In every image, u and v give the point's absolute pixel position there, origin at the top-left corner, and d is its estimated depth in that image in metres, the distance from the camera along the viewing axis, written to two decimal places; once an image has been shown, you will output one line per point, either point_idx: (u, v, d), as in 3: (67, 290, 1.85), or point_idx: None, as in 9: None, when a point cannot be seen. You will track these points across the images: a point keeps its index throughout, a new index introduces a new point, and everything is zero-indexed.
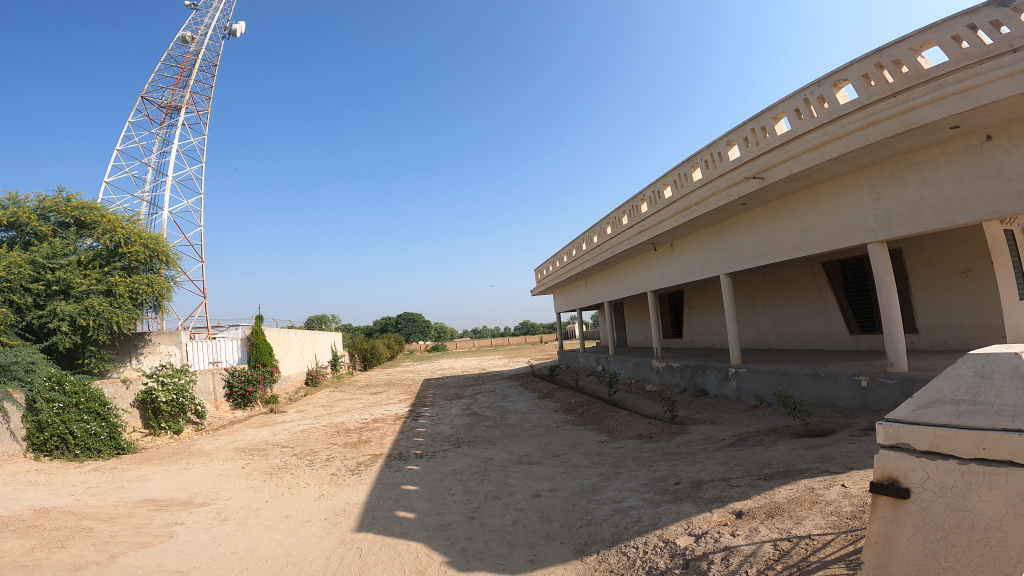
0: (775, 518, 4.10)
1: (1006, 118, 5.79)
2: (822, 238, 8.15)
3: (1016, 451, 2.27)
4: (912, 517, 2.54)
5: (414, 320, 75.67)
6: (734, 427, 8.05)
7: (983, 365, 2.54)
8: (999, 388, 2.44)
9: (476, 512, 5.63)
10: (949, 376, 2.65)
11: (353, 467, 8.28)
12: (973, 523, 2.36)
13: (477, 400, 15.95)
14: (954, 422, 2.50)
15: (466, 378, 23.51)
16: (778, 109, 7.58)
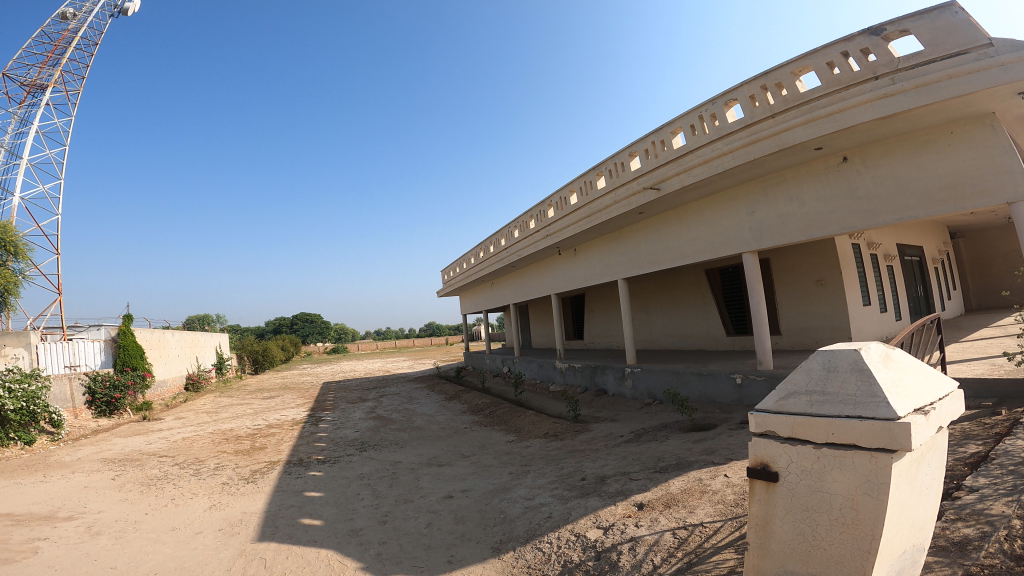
0: (671, 508, 4.31)
1: (859, 143, 6.60)
2: (706, 247, 8.84)
3: (858, 435, 2.01)
4: (778, 499, 2.30)
5: (310, 321, 71.96)
6: (631, 424, 8.42)
7: (829, 359, 2.29)
8: (842, 381, 2.18)
9: (387, 516, 5.36)
10: (801, 370, 2.37)
11: (246, 474, 7.58)
12: (830, 503, 2.12)
13: (381, 402, 15.39)
14: (806, 412, 2.22)
15: (370, 380, 22.69)
16: (676, 124, 8.14)
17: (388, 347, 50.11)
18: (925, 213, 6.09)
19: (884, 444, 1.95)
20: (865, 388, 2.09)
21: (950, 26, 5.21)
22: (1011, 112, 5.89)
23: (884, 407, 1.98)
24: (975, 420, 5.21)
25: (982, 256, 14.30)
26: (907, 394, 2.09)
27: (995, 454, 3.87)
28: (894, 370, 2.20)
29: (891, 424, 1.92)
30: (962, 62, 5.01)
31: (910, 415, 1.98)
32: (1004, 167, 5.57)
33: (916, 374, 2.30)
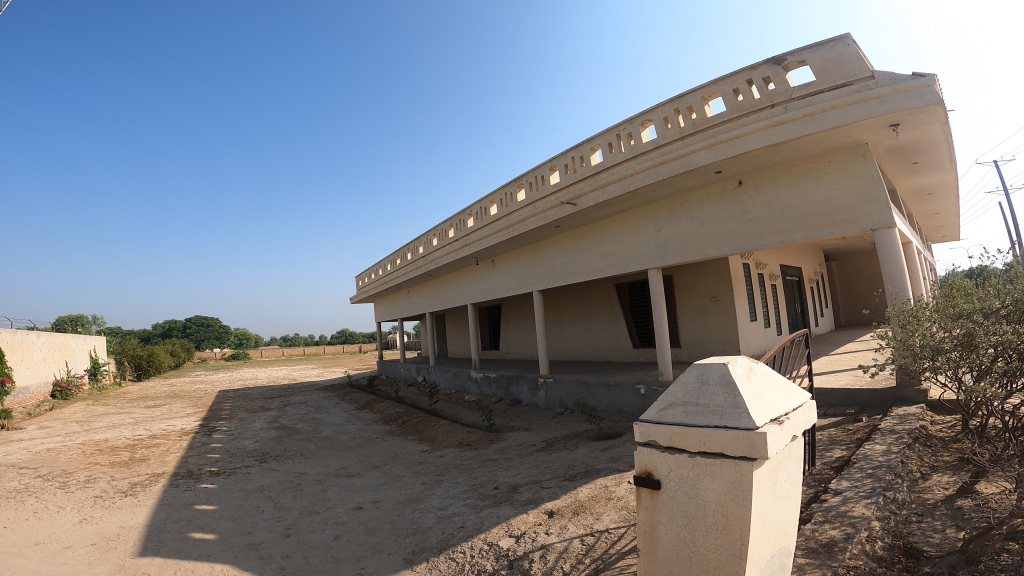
0: (579, 515, 4.36)
1: (752, 169, 7.18)
2: (617, 261, 9.22)
3: (724, 444, 2.06)
4: (663, 508, 2.30)
5: (205, 325, 66.60)
6: (543, 434, 8.51)
7: (700, 371, 2.34)
8: (711, 393, 2.23)
9: (290, 529, 5.00)
10: (679, 383, 2.39)
11: (125, 488, 6.78)
12: (705, 509, 2.14)
13: (285, 412, 14.47)
14: (681, 422, 2.25)
15: (273, 389, 21.30)
16: (595, 142, 8.47)
17: (293, 355, 47.41)
18: (805, 236, 6.75)
19: (747, 452, 2.00)
20: (730, 399, 2.14)
21: (842, 57, 5.81)
22: (879, 145, 6.65)
23: (745, 416, 2.04)
24: (840, 426, 5.74)
25: (850, 278, 16.05)
26: (767, 405, 2.17)
27: (857, 458, 4.09)
28: (756, 381, 2.29)
29: (751, 434, 1.98)
30: (845, 95, 5.62)
31: (767, 424, 2.05)
32: (870, 197, 6.29)
33: (775, 385, 2.40)
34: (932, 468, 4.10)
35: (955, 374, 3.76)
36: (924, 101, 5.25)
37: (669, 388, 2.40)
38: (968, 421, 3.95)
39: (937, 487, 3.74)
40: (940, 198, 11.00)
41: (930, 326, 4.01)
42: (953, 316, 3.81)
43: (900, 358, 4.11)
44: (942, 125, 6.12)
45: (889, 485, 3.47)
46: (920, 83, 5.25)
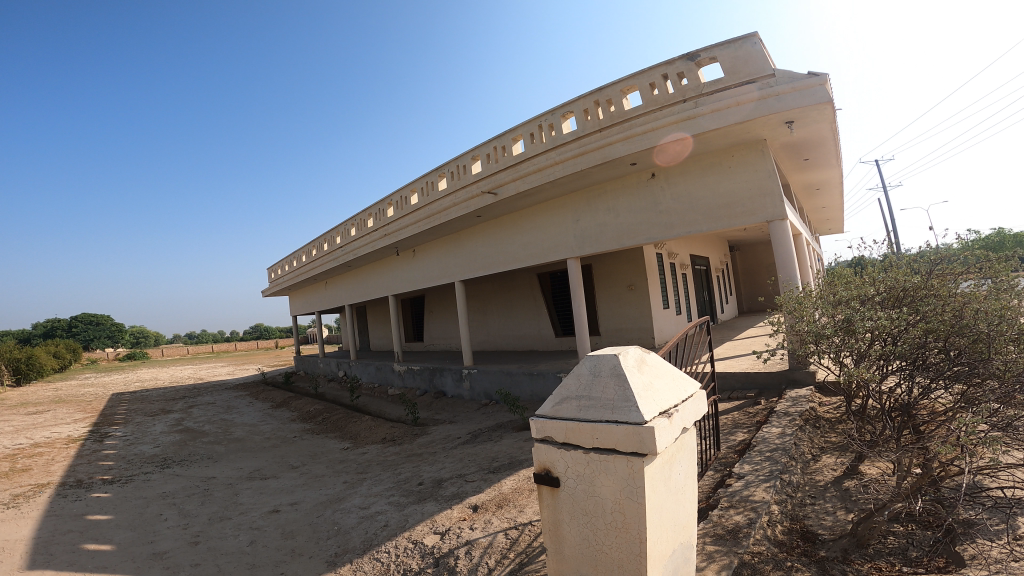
0: (503, 508, 4.38)
1: (665, 162, 7.47)
2: (537, 251, 9.33)
3: (615, 440, 1.99)
4: (564, 506, 2.20)
5: (96, 322, 60.76)
6: (468, 426, 8.49)
7: (593, 363, 2.28)
8: (604, 386, 2.16)
9: (199, 536, 4.65)
10: (573, 375, 2.31)
11: (3, 500, 6.04)
12: (603, 507, 2.05)
13: (191, 414, 13.50)
14: (574, 417, 2.17)
15: (177, 390, 19.83)
16: (517, 132, 8.49)
17: (199, 352, 44.36)
18: (709, 227, 7.14)
19: (637, 448, 1.93)
20: (621, 392, 2.08)
21: (749, 55, 6.12)
22: (776, 140, 7.13)
23: (635, 411, 1.97)
24: (742, 410, 6.14)
25: (751, 267, 17.25)
26: (656, 398, 2.12)
27: (756, 442, 4.34)
28: (648, 373, 2.25)
29: (640, 428, 1.92)
30: (748, 92, 5.96)
31: (657, 418, 1.99)
32: (766, 191, 6.75)
33: (666, 376, 2.35)
34: (820, 450, 4.50)
35: (837, 357, 4.03)
36: (816, 99, 5.67)
37: (563, 382, 2.32)
38: (849, 403, 4.30)
39: (826, 468, 4.09)
40: (828, 192, 12.06)
41: (815, 311, 4.39)
42: (833, 302, 4.22)
43: (791, 343, 4.37)
44: (830, 124, 6.65)
45: (784, 468, 3.70)
46: (813, 82, 5.67)
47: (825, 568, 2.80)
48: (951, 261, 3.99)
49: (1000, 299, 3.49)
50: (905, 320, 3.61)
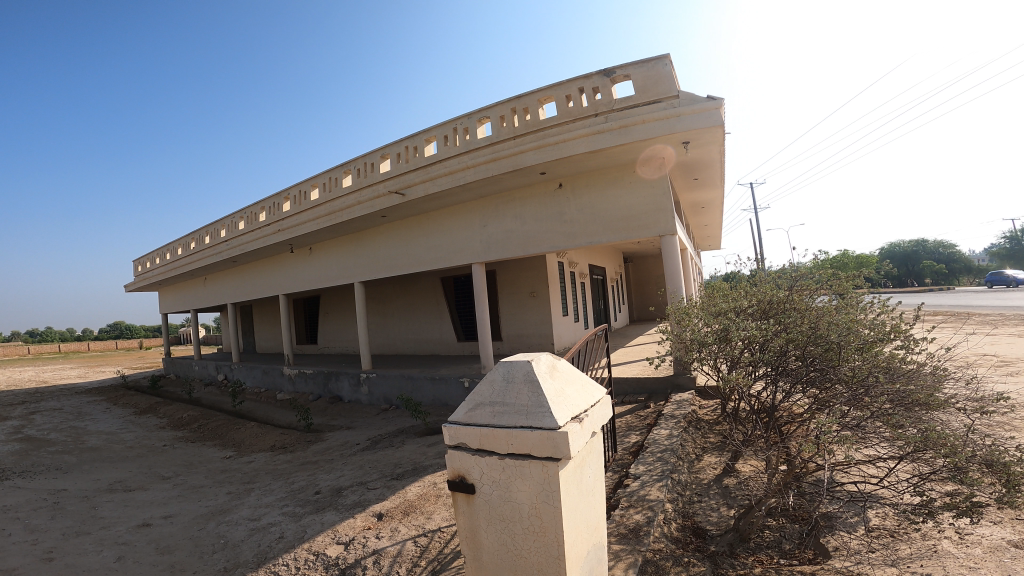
0: (409, 515, 4.26)
1: (572, 174, 7.74)
2: (443, 254, 9.25)
3: (530, 445, 2.00)
4: (481, 513, 2.19)
5: None
6: (367, 432, 8.20)
7: (506, 369, 2.26)
8: (517, 392, 2.16)
9: (54, 553, 4.06)
10: (485, 381, 2.28)
11: None
12: (520, 512, 2.07)
13: (36, 421, 11.76)
14: (489, 423, 2.16)
15: (16, 394, 17.18)
16: (431, 133, 8.39)
17: (45, 352, 38.84)
18: (608, 238, 7.50)
19: (552, 453, 1.96)
20: (534, 398, 2.09)
21: (658, 76, 6.51)
22: (673, 159, 7.64)
23: (549, 416, 1.99)
24: (634, 413, 6.49)
25: (643, 278, 18.35)
26: (568, 403, 2.16)
27: (648, 443, 4.60)
28: (559, 379, 2.28)
29: (554, 434, 1.94)
30: (654, 112, 6.34)
31: (570, 423, 2.03)
32: (662, 207, 7.21)
33: (574, 383, 2.41)
34: (702, 450, 4.86)
35: (715, 364, 4.36)
36: (712, 123, 6.14)
37: (476, 388, 2.29)
38: (725, 405, 4.63)
39: (709, 467, 4.44)
40: (711, 212, 13.17)
41: (699, 321, 4.71)
42: (714, 314, 4.55)
43: (677, 351, 4.62)
44: (719, 147, 7.25)
45: (675, 468, 3.95)
46: (710, 106, 6.12)
47: (716, 562, 3.05)
48: (806, 278, 4.35)
49: (849, 313, 3.86)
50: (771, 330, 3.93)
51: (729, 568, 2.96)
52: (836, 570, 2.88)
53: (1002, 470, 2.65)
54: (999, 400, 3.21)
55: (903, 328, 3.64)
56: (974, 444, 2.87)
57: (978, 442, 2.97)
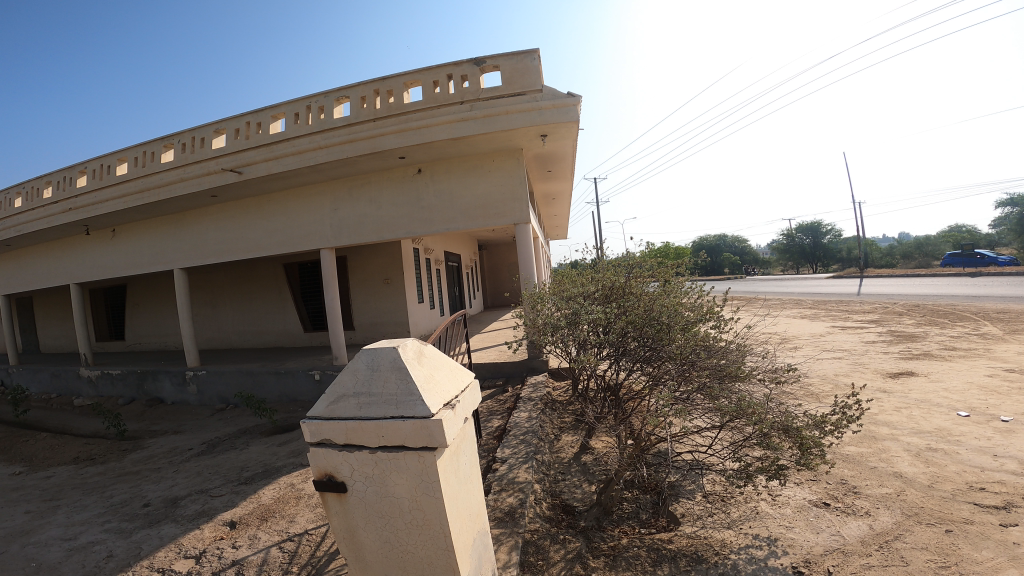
0: (267, 520, 3.92)
1: (431, 160, 7.65)
2: (286, 239, 8.57)
3: (403, 436, 1.91)
4: (357, 511, 2.06)
5: None
6: (201, 435, 7.35)
7: (370, 357, 2.07)
8: (384, 381, 2.01)
9: None
10: (347, 371, 2.07)
11: None
12: (400, 507, 1.99)
13: None
14: (354, 416, 1.99)
15: None
16: (279, 109, 7.75)
17: None
18: (465, 226, 7.56)
19: (427, 442, 1.89)
20: (403, 386, 1.97)
21: (526, 69, 6.70)
22: (531, 150, 7.92)
23: (422, 404, 1.90)
24: (493, 398, 6.66)
25: (495, 265, 18.84)
26: (438, 387, 2.07)
27: (510, 427, 4.75)
28: (428, 365, 2.15)
29: (428, 422, 1.87)
30: (517, 103, 6.51)
31: (442, 409, 1.97)
32: (517, 197, 7.44)
33: (442, 366, 2.30)
34: (559, 429, 5.16)
35: (565, 346, 4.63)
36: (570, 118, 6.48)
37: (336, 379, 2.07)
38: (575, 387, 4.94)
39: (567, 445, 4.75)
40: (559, 203, 13.94)
41: (550, 306, 4.95)
42: (565, 298, 4.80)
43: (530, 335, 4.79)
44: (573, 141, 7.67)
45: (537, 449, 4.16)
46: (569, 102, 6.44)
47: (585, 534, 3.31)
48: (638, 266, 4.75)
49: (674, 299, 4.30)
50: (613, 314, 4.27)
51: (599, 541, 3.21)
52: (685, 534, 3.27)
53: (796, 435, 3.15)
54: (788, 370, 3.85)
55: (716, 309, 4.19)
56: (773, 410, 3.37)
57: (779, 409, 3.48)
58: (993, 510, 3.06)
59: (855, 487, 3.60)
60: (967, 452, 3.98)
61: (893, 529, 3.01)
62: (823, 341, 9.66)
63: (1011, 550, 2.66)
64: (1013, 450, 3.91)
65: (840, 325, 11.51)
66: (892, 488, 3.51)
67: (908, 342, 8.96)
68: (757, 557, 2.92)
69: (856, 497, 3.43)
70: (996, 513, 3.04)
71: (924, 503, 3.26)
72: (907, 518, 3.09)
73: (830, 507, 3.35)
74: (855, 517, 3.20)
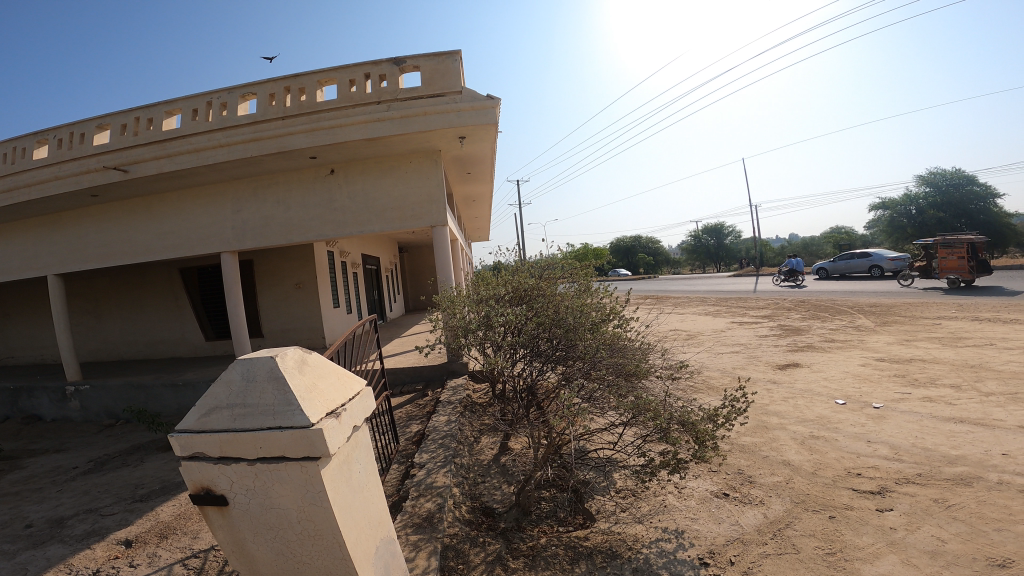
0: (167, 538, 3.63)
1: (344, 160, 7.41)
2: (179, 243, 7.97)
3: (282, 447, 1.58)
4: (243, 524, 1.73)
5: None
6: (87, 452, 6.67)
7: (244, 366, 1.71)
8: (260, 392, 1.65)
9: None
10: (219, 382, 1.70)
11: None
12: (288, 520, 1.68)
13: None
14: (229, 428, 1.64)
15: None
16: (175, 105, 7.25)
17: None
18: (380, 227, 7.39)
19: (311, 452, 1.58)
20: (281, 397, 1.62)
21: (447, 70, 6.66)
22: (450, 152, 7.87)
23: (301, 413, 1.58)
24: (412, 403, 6.53)
25: (416, 268, 18.59)
26: (325, 396, 1.74)
27: (428, 431, 4.69)
28: (315, 371, 1.81)
29: (308, 432, 1.56)
30: (435, 104, 6.45)
31: (328, 417, 1.65)
32: (434, 199, 7.38)
33: (332, 373, 1.94)
34: (479, 432, 5.16)
35: (481, 349, 4.55)
36: (488, 121, 6.51)
37: (207, 389, 1.71)
38: (493, 389, 4.95)
39: (487, 447, 4.78)
40: (478, 205, 13.96)
41: (465, 310, 4.86)
42: (477, 301, 4.77)
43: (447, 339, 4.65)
44: (491, 144, 7.69)
45: (456, 453, 4.14)
46: (487, 104, 6.47)
47: (504, 536, 3.34)
48: (551, 269, 4.85)
49: (584, 300, 4.42)
50: (524, 316, 4.29)
51: (519, 542, 3.26)
52: (600, 531, 3.39)
53: (694, 430, 3.32)
54: (681, 367, 4.10)
55: (619, 311, 4.37)
56: (672, 407, 3.54)
57: (678, 405, 3.66)
58: (869, 496, 3.40)
59: (750, 477, 3.89)
60: (845, 439, 4.41)
61: (784, 516, 3.28)
62: (723, 336, 10.37)
63: (888, 536, 2.93)
64: (883, 436, 4.38)
65: (739, 321, 12.40)
66: (781, 476, 3.82)
67: (796, 336, 9.80)
68: (667, 550, 3.06)
69: (752, 487, 3.70)
70: (872, 498, 3.37)
71: (809, 489, 3.59)
72: (795, 506, 3.37)
73: (729, 497, 3.59)
74: (750, 506, 3.45)
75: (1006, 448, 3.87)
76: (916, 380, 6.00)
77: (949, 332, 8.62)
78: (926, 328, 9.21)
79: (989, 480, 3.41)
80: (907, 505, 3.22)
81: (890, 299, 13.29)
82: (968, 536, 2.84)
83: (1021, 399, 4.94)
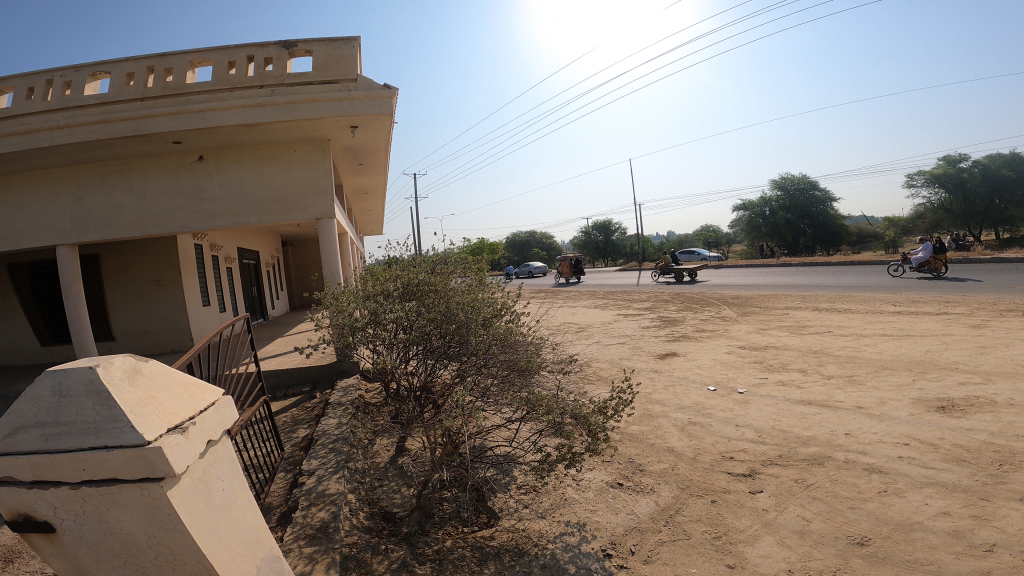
0: (12, 565, 3.19)
1: (215, 146, 6.82)
2: (4, 235, 6.88)
3: (112, 469, 1.39)
4: (81, 551, 1.52)
5: None
6: None
7: (57, 378, 1.45)
8: (78, 408, 1.42)
9: None
10: (24, 399, 1.43)
11: None
12: (137, 545, 1.49)
13: None
14: (41, 450, 1.40)
15: None
16: (5, 82, 6.28)
17: None
18: (257, 219, 6.90)
19: (150, 473, 1.39)
20: (104, 413, 1.40)
21: (341, 57, 6.35)
22: (340, 141, 7.51)
23: (132, 431, 1.38)
24: (299, 406, 6.18)
25: (302, 262, 17.65)
26: (169, 407, 1.54)
27: (318, 436, 4.46)
28: (155, 380, 1.59)
29: (144, 452, 1.37)
30: (325, 91, 6.12)
31: (168, 432, 1.46)
32: (319, 189, 7.01)
33: (180, 380, 1.72)
34: (371, 433, 5.01)
35: (372, 347, 4.31)
36: (384, 111, 6.31)
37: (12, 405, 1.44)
38: (386, 388, 4.79)
39: (382, 450, 4.66)
40: (371, 197, 13.47)
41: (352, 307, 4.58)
42: (363, 296, 4.59)
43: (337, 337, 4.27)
44: (385, 135, 7.45)
45: (349, 457, 3.99)
46: (383, 94, 6.25)
47: (408, 541, 3.28)
48: (443, 263, 4.81)
49: (476, 294, 4.43)
50: (413, 312, 4.20)
51: (423, 546, 3.22)
52: (503, 529, 3.43)
53: (586, 423, 3.46)
54: (570, 361, 4.23)
55: (511, 306, 4.45)
56: (565, 401, 3.66)
57: (570, 398, 3.77)
58: (743, 479, 3.76)
59: (640, 465, 4.14)
60: (717, 423, 4.85)
61: (673, 502, 3.53)
62: (610, 328, 10.98)
63: (763, 517, 3.26)
64: (748, 420, 4.87)
65: (622, 313, 13.15)
66: (667, 463, 4.11)
67: (672, 326, 10.61)
68: (571, 544, 3.18)
69: (642, 475, 3.95)
70: (746, 480, 3.73)
71: (691, 474, 3.90)
72: (682, 492, 3.64)
73: (622, 487, 3.81)
74: (642, 494, 3.68)
75: (848, 427, 4.47)
76: (771, 366, 6.75)
77: (796, 320, 9.82)
78: (778, 317, 10.40)
79: (837, 459, 3.91)
80: (775, 486, 3.61)
81: (749, 291, 14.83)
82: (828, 514, 3.23)
83: (856, 381, 5.74)
